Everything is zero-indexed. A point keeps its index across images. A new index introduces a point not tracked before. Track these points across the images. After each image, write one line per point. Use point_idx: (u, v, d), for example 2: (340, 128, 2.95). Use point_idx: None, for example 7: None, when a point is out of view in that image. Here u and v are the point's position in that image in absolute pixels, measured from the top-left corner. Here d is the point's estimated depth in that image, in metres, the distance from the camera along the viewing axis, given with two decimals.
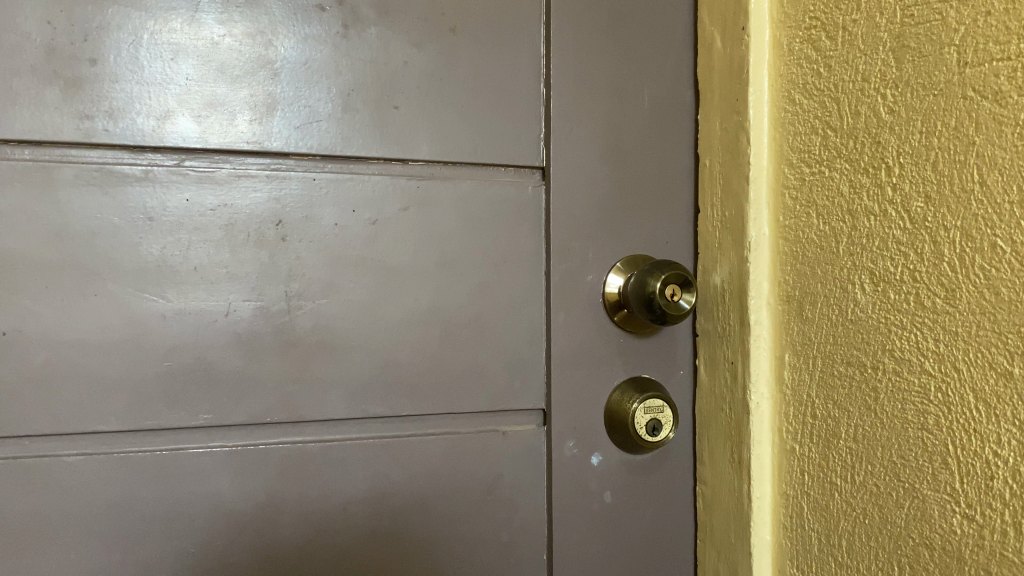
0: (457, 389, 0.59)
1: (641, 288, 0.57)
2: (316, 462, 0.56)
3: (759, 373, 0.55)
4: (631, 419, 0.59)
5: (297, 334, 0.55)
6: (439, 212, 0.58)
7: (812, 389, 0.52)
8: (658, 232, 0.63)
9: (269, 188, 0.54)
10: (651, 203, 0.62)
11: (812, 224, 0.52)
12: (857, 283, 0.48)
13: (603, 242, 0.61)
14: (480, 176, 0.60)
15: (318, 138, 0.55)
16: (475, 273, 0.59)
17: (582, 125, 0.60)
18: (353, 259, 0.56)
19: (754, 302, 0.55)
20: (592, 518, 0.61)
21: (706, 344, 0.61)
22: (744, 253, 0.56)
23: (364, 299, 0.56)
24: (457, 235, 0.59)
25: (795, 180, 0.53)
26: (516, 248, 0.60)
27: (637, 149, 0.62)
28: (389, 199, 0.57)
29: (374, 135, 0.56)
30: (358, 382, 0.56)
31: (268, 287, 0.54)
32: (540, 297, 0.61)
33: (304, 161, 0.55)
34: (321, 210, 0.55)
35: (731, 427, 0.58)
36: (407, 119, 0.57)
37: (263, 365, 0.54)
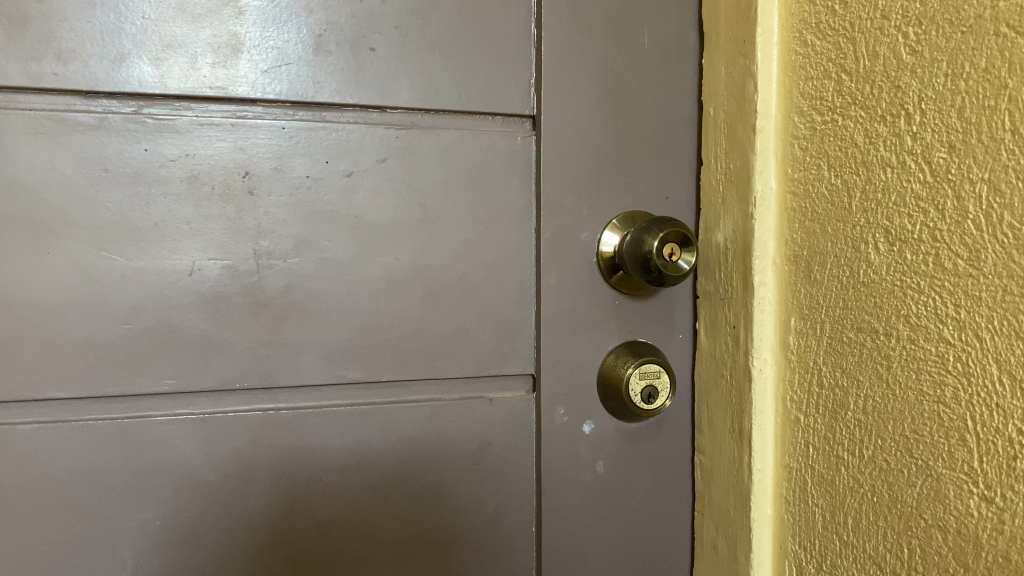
0: (441, 353, 0.55)
1: (638, 247, 0.53)
2: (290, 429, 0.53)
3: (762, 338, 0.52)
4: (626, 385, 0.55)
5: (267, 294, 0.52)
6: (421, 164, 0.54)
7: (820, 356, 0.48)
8: (657, 187, 0.59)
9: (234, 137, 0.50)
10: (650, 155, 0.58)
11: (823, 178, 0.48)
12: (871, 242, 0.44)
13: (598, 196, 0.57)
14: (465, 125, 0.56)
15: (288, 83, 0.51)
16: (460, 230, 0.55)
17: (576, 70, 0.56)
18: (327, 215, 0.52)
19: (758, 262, 0.51)
20: (584, 489, 0.58)
21: (706, 307, 0.57)
22: (748, 209, 0.52)
23: (340, 257, 0.53)
24: (440, 189, 0.55)
25: (805, 129, 0.49)
26: (504, 203, 0.56)
27: (636, 96, 0.57)
28: (366, 150, 0.53)
29: (349, 80, 0.52)
30: (335, 345, 0.53)
31: (235, 244, 0.51)
32: (530, 255, 0.57)
33: (273, 108, 0.51)
34: (292, 161, 0.51)
35: (732, 394, 0.54)
36: (385, 62, 0.53)
37: (232, 327, 0.51)
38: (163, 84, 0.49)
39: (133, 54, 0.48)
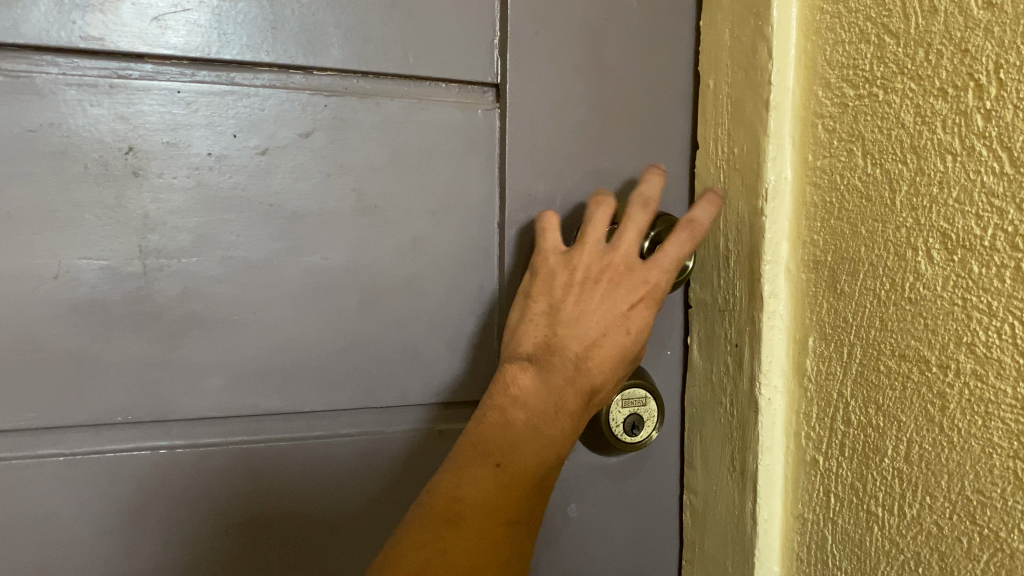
0: (380, 372, 0.46)
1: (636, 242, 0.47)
2: (189, 467, 0.43)
3: (772, 361, 0.43)
4: (606, 415, 0.46)
5: (158, 303, 0.41)
6: (356, 141, 0.44)
7: (847, 387, 0.39)
8: (644, 174, 0.49)
9: (114, 101, 0.39)
10: (636, 136, 0.49)
11: (856, 167, 0.38)
12: (922, 248, 0.35)
13: (573, 185, 0.48)
14: (412, 94, 0.45)
15: (186, 34, 0.40)
16: (405, 224, 0.45)
17: (551, 28, 0.46)
18: (237, 205, 0.42)
19: (768, 268, 0.42)
20: (553, 538, 0.48)
21: (699, 320, 0.48)
22: (757, 204, 0.43)
23: (253, 256, 0.43)
24: (380, 173, 0.44)
25: (833, 106, 0.40)
26: (460, 191, 0.46)
27: (621, 64, 0.48)
28: (285, 121, 0.42)
29: (266, 33, 0.41)
30: (248, 364, 0.43)
31: (117, 239, 0.40)
32: (490, 254, 0.47)
33: (166, 67, 0.41)
34: (190, 134, 0.41)
35: (732, 427, 0.45)
36: (312, 12, 0.42)
37: (112, 345, 0.41)
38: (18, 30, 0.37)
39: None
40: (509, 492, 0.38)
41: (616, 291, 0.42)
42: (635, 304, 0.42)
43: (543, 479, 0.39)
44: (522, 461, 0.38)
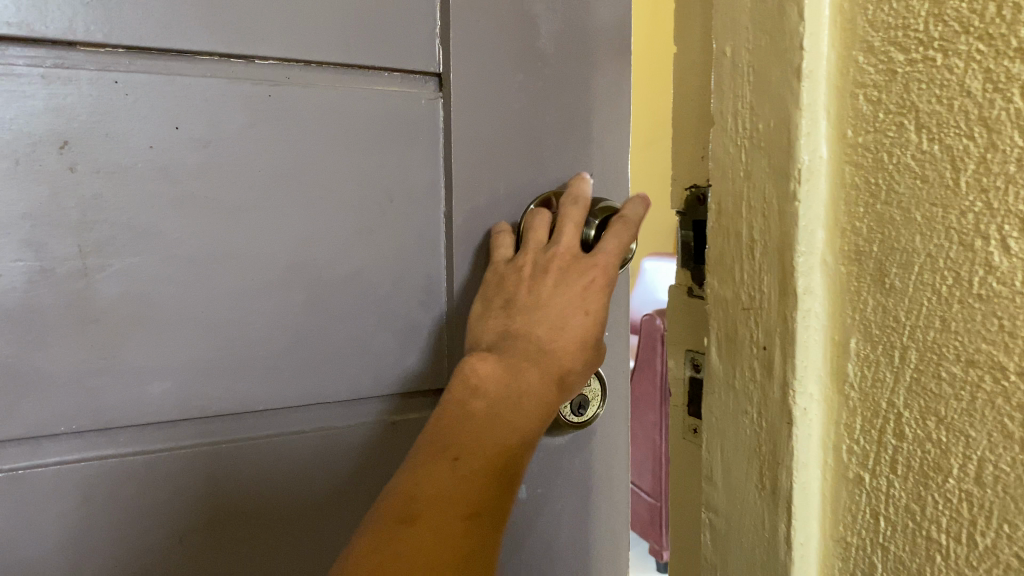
0: (325, 364, 0.53)
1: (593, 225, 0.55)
2: (158, 428, 0.49)
3: (807, 365, 0.37)
4: None
5: (98, 304, 0.45)
6: (289, 119, 0.50)
7: (899, 396, 0.34)
8: (556, 167, 0.60)
9: (47, 96, 0.43)
10: (553, 131, 0.59)
11: (908, 144, 0.33)
12: (995, 236, 0.30)
13: (498, 183, 0.58)
14: (360, 81, 0.53)
15: (129, 31, 0.45)
16: (353, 214, 0.53)
17: (483, 26, 0.55)
18: (177, 205, 0.47)
19: (803, 260, 0.37)
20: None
21: (721, 321, 0.42)
22: (788, 187, 0.37)
23: (208, 250, 0.48)
24: (326, 164, 0.52)
25: (880, 73, 0.34)
26: (404, 177, 0.55)
27: (538, 69, 0.58)
28: (228, 116, 0.48)
29: (225, 29, 0.47)
30: (198, 365, 0.49)
31: (62, 240, 0.44)
32: (431, 234, 0.56)
33: (99, 62, 0.45)
34: (131, 131, 0.45)
35: (758, 439, 0.40)
36: (259, 21, 0.48)
37: (53, 348, 0.45)
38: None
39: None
40: (469, 481, 0.47)
41: (564, 280, 0.54)
42: (584, 290, 0.54)
43: (507, 460, 0.49)
44: (483, 450, 0.48)
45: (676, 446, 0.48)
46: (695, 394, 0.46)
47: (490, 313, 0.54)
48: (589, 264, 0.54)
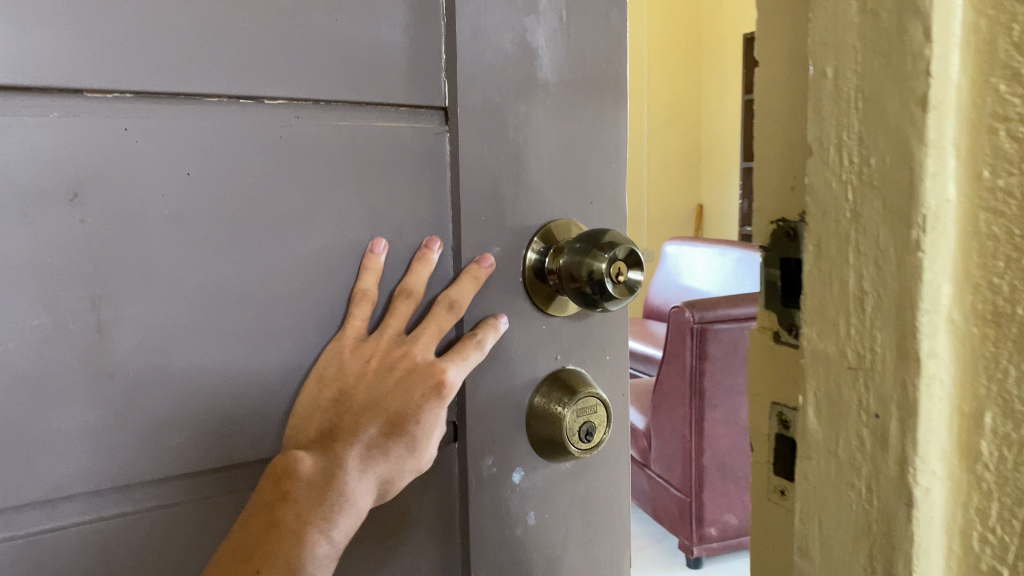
0: None
1: (591, 250, 0.48)
2: (173, 500, 0.41)
3: (927, 454, 0.28)
4: (562, 424, 0.52)
5: (118, 367, 0.38)
6: (320, 153, 0.43)
7: (998, 491, 0.27)
8: (575, 190, 0.52)
9: (56, 127, 0.36)
10: (571, 154, 0.51)
11: (995, 181, 0.26)
12: None
13: (513, 211, 0.49)
14: (362, 116, 0.44)
15: (132, 48, 0.37)
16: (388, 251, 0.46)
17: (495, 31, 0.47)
18: (205, 250, 0.40)
19: (926, 322, 0.27)
20: (516, 511, 0.53)
21: (833, 387, 0.31)
22: (904, 229, 0.27)
23: (230, 302, 0.41)
24: (354, 196, 0.44)
25: (1009, 78, 0.25)
26: (429, 206, 0.47)
27: (547, 80, 0.49)
28: (256, 150, 0.41)
29: (210, 54, 0.39)
30: (218, 432, 0.42)
31: (71, 298, 0.37)
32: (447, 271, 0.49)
33: (112, 90, 0.37)
34: (152, 168, 0.38)
35: (871, 535, 0.30)
36: (277, 39, 0.41)
37: (68, 420, 0.37)
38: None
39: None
40: None
41: (401, 383, 0.43)
42: (395, 384, 0.43)
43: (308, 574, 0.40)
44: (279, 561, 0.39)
45: (757, 504, 0.42)
46: (782, 453, 0.40)
47: (315, 411, 0.43)
48: (431, 380, 0.43)
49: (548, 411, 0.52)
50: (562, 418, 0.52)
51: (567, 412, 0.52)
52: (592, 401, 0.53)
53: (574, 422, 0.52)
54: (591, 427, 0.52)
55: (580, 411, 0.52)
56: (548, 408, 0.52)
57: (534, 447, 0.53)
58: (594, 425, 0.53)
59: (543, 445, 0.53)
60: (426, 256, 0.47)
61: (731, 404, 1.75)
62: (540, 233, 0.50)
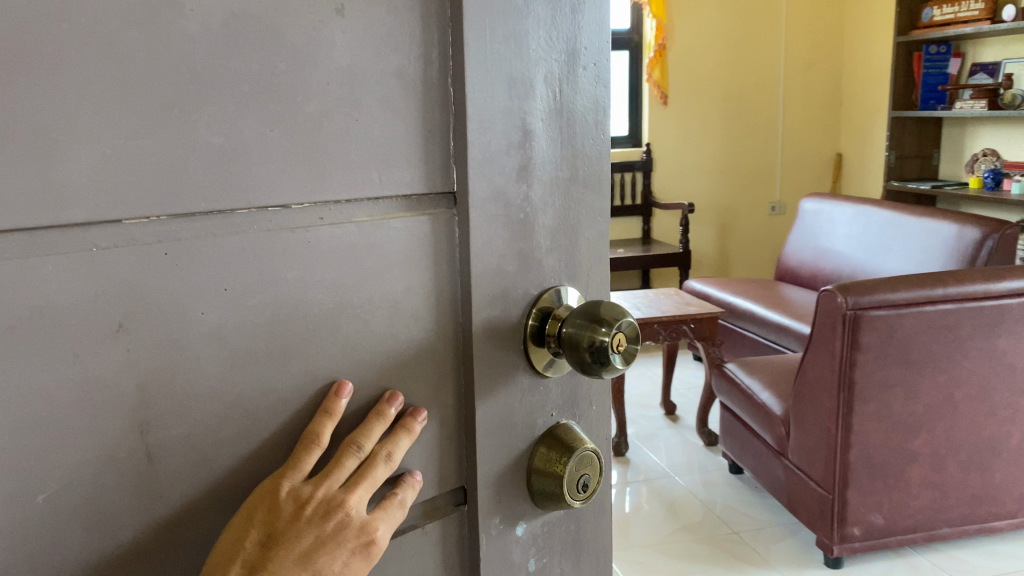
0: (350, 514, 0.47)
1: (591, 324, 0.49)
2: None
3: None
4: (565, 476, 0.54)
5: (163, 479, 0.41)
6: (329, 258, 0.45)
7: None
8: (571, 258, 0.55)
9: (100, 271, 0.38)
10: (567, 225, 0.54)
11: None
12: None
13: (517, 284, 0.52)
14: (375, 213, 0.46)
15: (167, 186, 0.39)
16: (399, 338, 0.48)
17: (503, 115, 0.49)
18: (237, 362, 0.42)
19: None
20: (519, 560, 0.56)
21: None
22: None
23: (260, 405, 0.44)
24: (365, 292, 0.46)
25: None
26: (438, 290, 0.50)
27: (551, 155, 0.52)
28: (275, 262, 0.43)
29: (243, 179, 0.42)
30: None
31: (121, 419, 0.39)
32: (458, 348, 0.51)
33: (148, 228, 0.39)
34: (185, 292, 0.40)
35: None
36: (290, 155, 0.43)
37: (123, 535, 0.40)
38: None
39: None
40: None
41: (332, 540, 0.45)
42: (327, 539, 0.45)
43: None
44: None
45: None
46: None
47: (238, 549, 0.43)
48: (358, 542, 0.45)
49: (550, 466, 0.54)
50: (564, 472, 0.53)
51: (568, 467, 0.54)
52: (589, 455, 0.55)
53: (572, 474, 0.54)
54: (587, 479, 0.55)
55: (578, 464, 0.54)
56: (550, 462, 0.54)
57: (534, 499, 0.55)
58: (590, 477, 0.55)
59: (541, 497, 0.54)
60: (385, 410, 0.47)
61: (883, 397, 1.64)
62: (540, 302, 0.53)
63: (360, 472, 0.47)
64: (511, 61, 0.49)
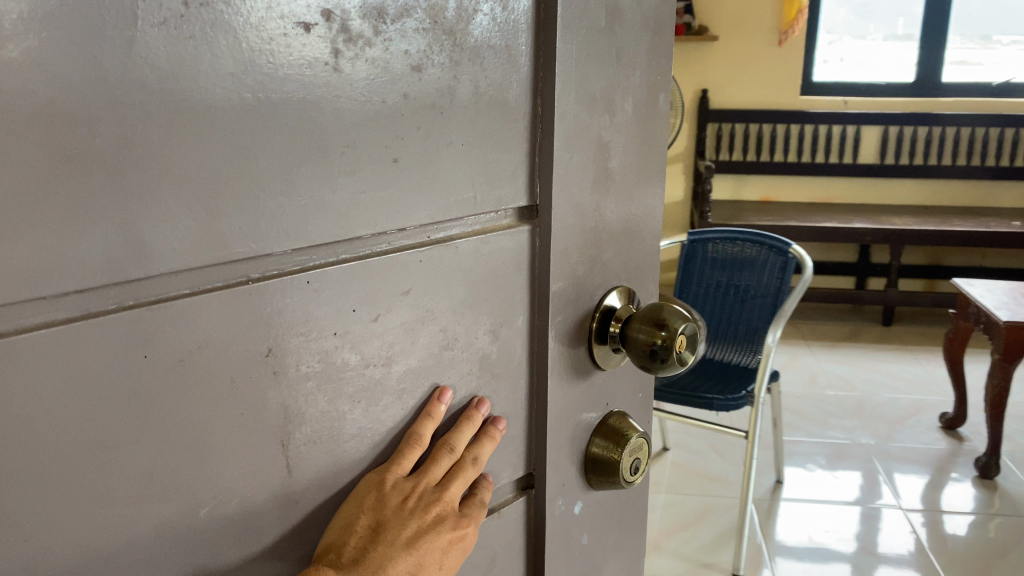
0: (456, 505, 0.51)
1: (653, 326, 0.56)
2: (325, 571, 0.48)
3: None
4: (620, 463, 0.60)
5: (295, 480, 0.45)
6: (438, 279, 0.48)
7: None
8: (624, 261, 0.60)
9: (256, 301, 0.40)
10: (622, 233, 0.59)
11: None
12: None
13: (582, 290, 0.57)
14: (471, 228, 0.50)
15: (310, 216, 0.41)
16: (486, 343, 0.52)
17: (582, 142, 0.52)
18: (358, 372, 0.46)
19: None
20: (577, 533, 0.62)
21: None
22: None
23: (371, 409, 0.48)
24: (461, 307, 0.50)
25: None
26: (524, 298, 0.54)
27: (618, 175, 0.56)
28: (387, 282, 0.46)
29: (367, 208, 0.43)
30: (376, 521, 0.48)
31: (265, 431, 0.43)
32: (538, 349, 0.56)
33: (289, 256, 0.42)
34: (318, 315, 0.43)
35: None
36: (410, 176, 0.44)
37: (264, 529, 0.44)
38: (161, 259, 0.37)
39: (140, 237, 0.36)
40: None
41: (434, 529, 0.50)
42: (426, 527, 0.50)
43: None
44: None
45: None
46: None
47: (350, 532, 0.47)
48: (455, 533, 0.50)
49: (607, 453, 0.61)
50: (619, 462, 0.60)
51: (624, 454, 0.61)
52: (639, 442, 0.62)
53: (627, 460, 0.61)
54: (638, 463, 0.62)
55: (631, 451, 0.61)
56: (607, 449, 0.61)
57: (590, 480, 0.61)
58: (640, 461, 0.62)
59: (597, 479, 0.61)
60: (473, 415, 0.52)
61: None
62: (602, 305, 0.58)
63: (451, 472, 0.52)
64: (605, 85, 0.53)
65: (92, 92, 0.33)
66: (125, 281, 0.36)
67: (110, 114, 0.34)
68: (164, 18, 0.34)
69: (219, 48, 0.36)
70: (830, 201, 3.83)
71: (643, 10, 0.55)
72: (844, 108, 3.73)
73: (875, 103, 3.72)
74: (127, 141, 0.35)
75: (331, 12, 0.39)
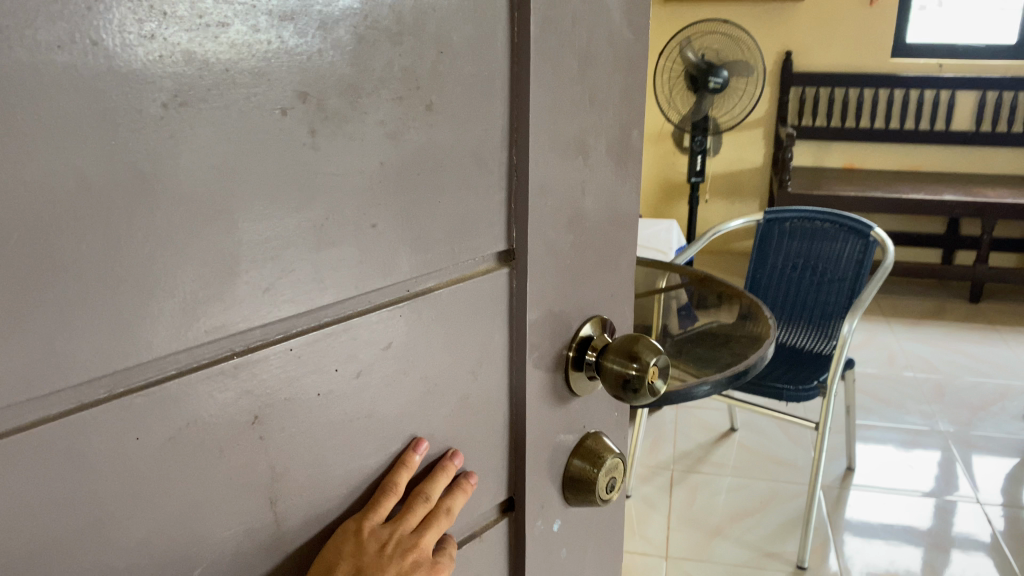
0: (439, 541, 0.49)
1: (625, 358, 0.54)
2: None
3: None
4: (598, 484, 0.58)
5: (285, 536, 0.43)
6: (423, 331, 0.46)
7: None
8: (602, 287, 0.58)
9: (241, 376, 0.39)
10: (598, 260, 0.57)
11: None
12: None
13: (561, 319, 0.54)
14: (454, 273, 0.47)
15: (282, 285, 0.39)
16: (467, 383, 0.50)
17: (557, 181, 0.50)
18: (346, 428, 0.44)
19: None
20: (555, 548, 0.60)
21: None
22: None
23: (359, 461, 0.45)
24: (442, 353, 0.48)
25: None
26: (507, 331, 0.51)
27: (593, 211, 0.54)
28: (369, 340, 0.43)
29: (336, 278, 0.41)
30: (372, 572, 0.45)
31: (249, 495, 0.40)
32: (517, 380, 0.53)
33: (270, 326, 0.39)
34: (305, 381, 0.41)
35: None
36: (383, 235, 0.42)
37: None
38: (151, 348, 0.35)
39: (129, 327, 0.34)
40: None
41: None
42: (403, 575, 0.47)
43: None
44: None
45: None
46: None
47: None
48: None
49: (584, 474, 0.58)
50: (595, 480, 0.58)
51: (600, 473, 0.59)
52: (616, 461, 0.60)
53: (604, 480, 0.59)
54: (614, 482, 0.60)
55: (608, 470, 0.59)
56: (583, 469, 0.59)
57: (568, 499, 0.59)
58: (616, 479, 0.60)
59: (575, 499, 0.59)
60: (447, 465, 0.50)
61: None
62: (578, 335, 0.56)
63: (427, 521, 0.49)
64: (581, 121, 0.51)
65: (71, 198, 0.32)
66: (117, 373, 0.34)
67: (89, 212, 0.32)
68: (141, 119, 0.33)
69: (196, 136, 0.35)
70: (918, 167, 3.62)
71: (620, 42, 0.52)
72: (941, 71, 3.52)
73: (971, 66, 3.50)
74: (111, 236, 0.33)
75: (307, 94, 0.38)
